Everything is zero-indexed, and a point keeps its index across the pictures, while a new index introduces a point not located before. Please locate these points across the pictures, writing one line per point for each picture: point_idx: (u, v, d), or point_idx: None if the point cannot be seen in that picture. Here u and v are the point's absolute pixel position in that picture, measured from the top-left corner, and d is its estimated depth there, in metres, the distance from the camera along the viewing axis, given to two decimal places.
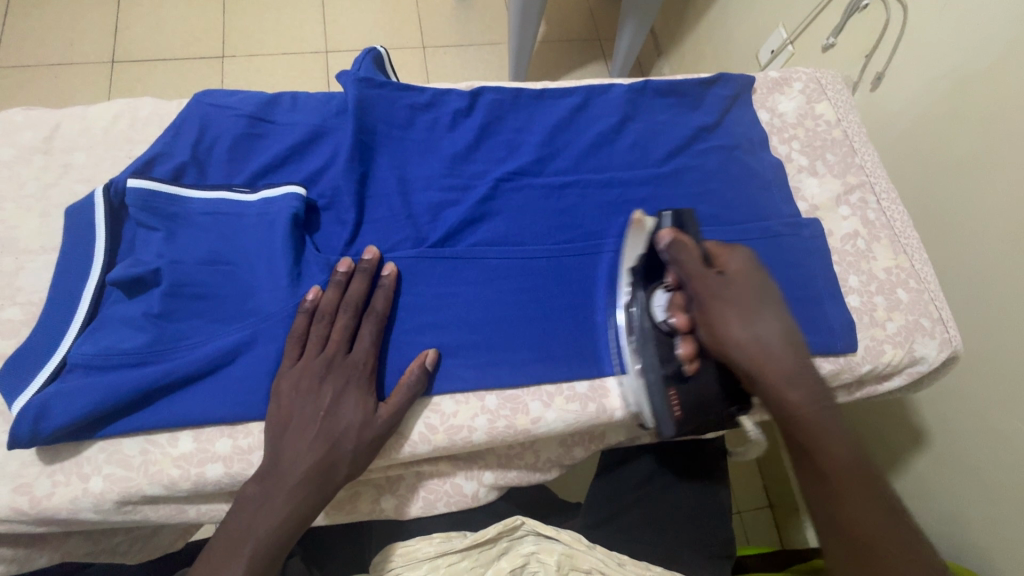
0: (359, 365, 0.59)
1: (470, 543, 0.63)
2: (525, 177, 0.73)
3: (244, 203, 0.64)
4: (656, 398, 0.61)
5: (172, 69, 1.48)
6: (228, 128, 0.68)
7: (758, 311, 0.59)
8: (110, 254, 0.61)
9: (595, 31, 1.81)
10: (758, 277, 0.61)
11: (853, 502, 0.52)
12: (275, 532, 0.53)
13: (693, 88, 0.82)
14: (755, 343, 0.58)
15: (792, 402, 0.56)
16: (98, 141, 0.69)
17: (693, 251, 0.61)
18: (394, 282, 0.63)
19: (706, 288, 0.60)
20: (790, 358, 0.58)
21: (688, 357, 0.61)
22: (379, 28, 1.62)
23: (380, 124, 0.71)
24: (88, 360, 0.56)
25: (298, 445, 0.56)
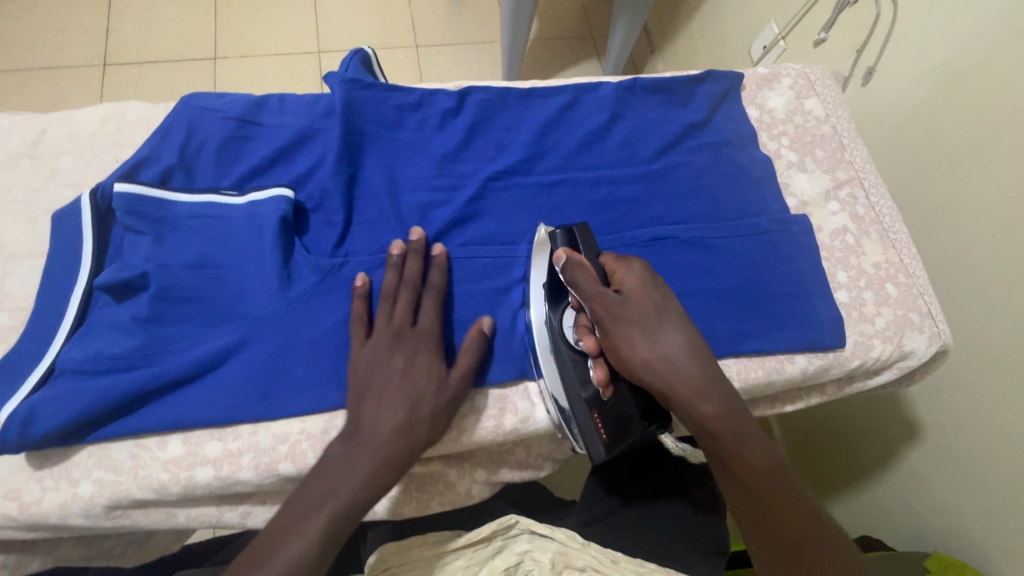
0: (424, 335, 0.60)
1: (464, 542, 0.63)
2: (514, 176, 0.73)
3: (232, 206, 0.64)
4: (582, 424, 0.59)
5: (164, 71, 1.48)
6: (216, 131, 0.68)
7: (659, 324, 0.54)
8: (98, 259, 0.61)
9: (588, 29, 1.81)
10: (658, 287, 0.56)
11: (784, 516, 0.51)
12: (361, 490, 0.51)
13: (683, 85, 0.82)
14: (662, 361, 0.53)
15: (703, 418, 0.52)
16: (84, 145, 0.68)
17: (591, 273, 0.58)
18: (445, 259, 0.65)
19: (605, 308, 0.55)
20: (696, 372, 0.53)
21: (601, 382, 0.59)
22: (371, 28, 1.61)
23: (368, 124, 0.70)
24: (76, 365, 0.56)
25: (380, 410, 0.55)
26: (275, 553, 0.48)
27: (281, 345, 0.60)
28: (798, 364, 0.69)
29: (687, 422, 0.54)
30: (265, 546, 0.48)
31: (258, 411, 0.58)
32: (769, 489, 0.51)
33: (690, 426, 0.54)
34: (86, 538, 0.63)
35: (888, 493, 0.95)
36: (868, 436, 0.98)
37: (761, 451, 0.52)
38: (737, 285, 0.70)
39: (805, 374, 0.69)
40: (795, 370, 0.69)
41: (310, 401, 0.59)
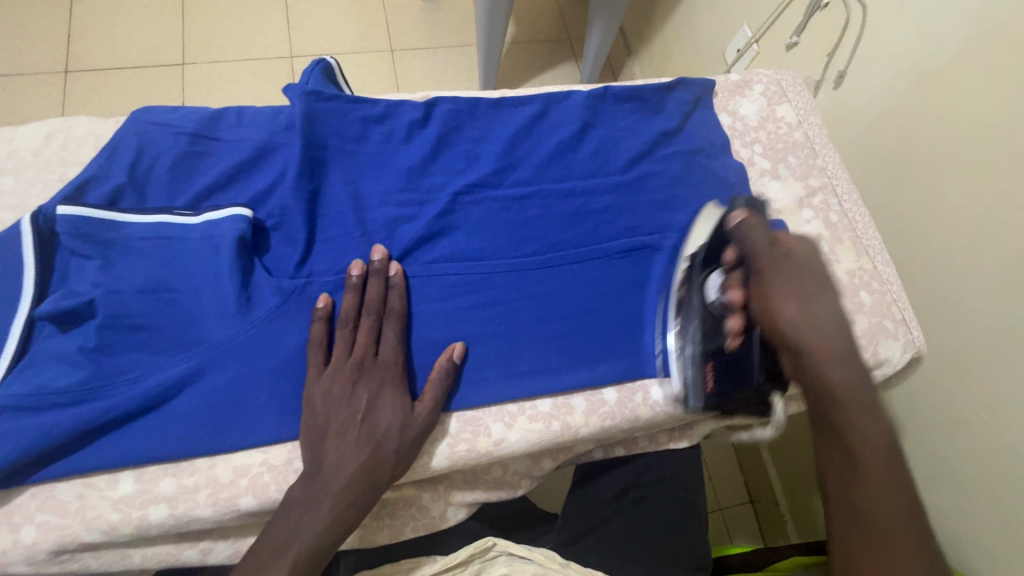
0: (389, 365, 0.59)
1: (439, 568, 0.61)
2: (484, 189, 0.71)
3: (186, 226, 0.61)
4: (690, 371, 0.64)
5: (129, 78, 1.43)
6: (168, 147, 0.65)
7: (818, 293, 0.60)
8: (40, 286, 0.57)
9: (564, 31, 1.80)
10: (821, 267, 0.61)
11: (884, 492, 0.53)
12: (325, 533, 0.51)
13: (654, 92, 0.80)
14: (802, 319, 0.59)
15: (827, 372, 0.57)
16: (28, 164, 0.64)
17: (761, 230, 0.64)
18: (404, 283, 0.63)
19: (768, 263, 0.61)
20: (837, 337, 0.58)
21: (735, 331, 0.63)
22: (344, 31, 1.58)
23: (330, 138, 0.68)
24: (16, 401, 0.52)
25: (341, 449, 0.55)
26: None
27: (241, 373, 0.57)
28: None
29: (807, 374, 0.58)
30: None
31: (215, 444, 0.55)
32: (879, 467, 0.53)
33: (809, 386, 0.58)
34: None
35: None
36: None
37: (874, 426, 0.55)
38: None
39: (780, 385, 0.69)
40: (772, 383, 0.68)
41: (272, 430, 0.57)
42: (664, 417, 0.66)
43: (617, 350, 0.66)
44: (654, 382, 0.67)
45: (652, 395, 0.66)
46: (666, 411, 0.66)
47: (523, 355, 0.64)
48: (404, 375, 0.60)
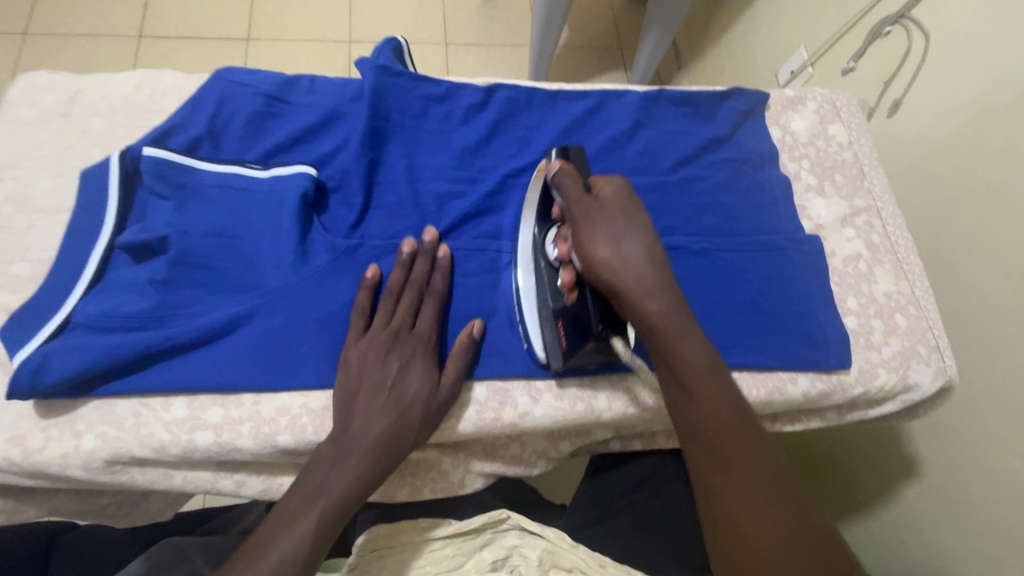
0: (422, 340, 0.62)
1: (454, 531, 0.67)
2: (533, 174, 0.73)
3: (255, 179, 0.65)
4: (545, 328, 0.63)
5: (196, 47, 1.50)
6: (246, 105, 0.69)
7: (626, 228, 0.58)
8: (121, 219, 0.62)
9: (616, 40, 1.82)
10: (631, 203, 0.61)
11: (748, 472, 0.52)
12: (350, 490, 0.54)
13: (708, 100, 0.82)
14: (618, 260, 0.57)
15: (649, 317, 0.56)
16: (118, 108, 0.68)
17: (573, 181, 0.62)
18: (448, 264, 0.66)
19: (579, 208, 0.60)
20: (650, 273, 0.57)
21: (567, 286, 0.61)
22: (402, 21, 1.63)
23: (394, 112, 0.71)
24: (91, 320, 0.57)
25: (370, 413, 0.57)
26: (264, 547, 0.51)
27: (292, 319, 0.61)
28: (801, 386, 0.69)
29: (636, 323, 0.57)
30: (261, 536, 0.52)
31: (262, 381, 0.59)
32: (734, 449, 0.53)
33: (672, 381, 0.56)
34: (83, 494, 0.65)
35: (880, 529, 0.93)
36: (866, 471, 0.97)
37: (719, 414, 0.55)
38: (744, 299, 0.71)
39: (807, 396, 0.69)
40: (797, 392, 0.69)
41: (311, 375, 0.60)
42: None
43: None
44: None
45: None
46: None
47: None
48: (433, 350, 0.62)
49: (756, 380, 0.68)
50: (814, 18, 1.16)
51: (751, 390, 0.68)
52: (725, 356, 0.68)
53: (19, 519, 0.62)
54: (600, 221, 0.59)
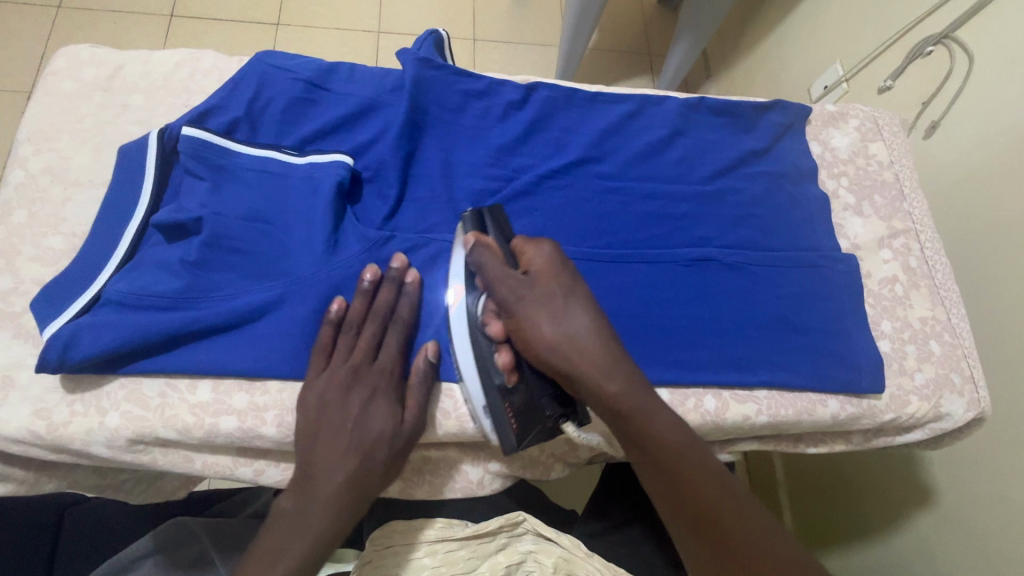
0: (386, 375, 0.59)
1: (470, 534, 0.67)
2: (568, 176, 0.72)
3: (291, 165, 0.65)
4: (495, 416, 0.57)
5: (227, 30, 1.51)
6: (285, 90, 0.68)
7: (566, 304, 0.55)
8: (156, 197, 0.61)
9: (645, 45, 1.80)
10: (567, 269, 0.57)
11: (698, 481, 0.53)
12: (312, 549, 0.53)
13: (749, 110, 0.80)
14: (566, 341, 0.54)
15: (609, 398, 0.53)
16: (157, 86, 0.68)
17: (495, 257, 0.57)
18: (417, 289, 0.62)
19: (511, 289, 0.55)
20: (601, 351, 0.54)
21: (507, 367, 0.57)
22: (432, 15, 1.62)
23: (432, 105, 0.71)
24: (121, 297, 0.56)
25: (331, 459, 0.55)
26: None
27: (322, 309, 0.60)
28: (830, 408, 0.67)
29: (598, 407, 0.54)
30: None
31: (289, 369, 0.59)
32: (685, 461, 0.53)
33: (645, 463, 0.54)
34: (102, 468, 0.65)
35: (888, 556, 0.92)
36: (877, 496, 0.96)
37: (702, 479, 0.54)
38: (777, 315, 0.69)
39: (835, 419, 0.67)
40: (826, 414, 0.67)
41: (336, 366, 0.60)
42: (711, 428, 0.66)
43: (674, 355, 0.66)
44: (707, 391, 0.66)
45: (703, 404, 0.65)
46: (715, 422, 0.65)
47: None
48: (397, 385, 0.59)
49: (785, 400, 0.67)
50: (853, 34, 1.14)
51: (779, 409, 0.66)
52: (754, 372, 0.66)
53: (39, 490, 0.62)
54: (540, 302, 0.55)
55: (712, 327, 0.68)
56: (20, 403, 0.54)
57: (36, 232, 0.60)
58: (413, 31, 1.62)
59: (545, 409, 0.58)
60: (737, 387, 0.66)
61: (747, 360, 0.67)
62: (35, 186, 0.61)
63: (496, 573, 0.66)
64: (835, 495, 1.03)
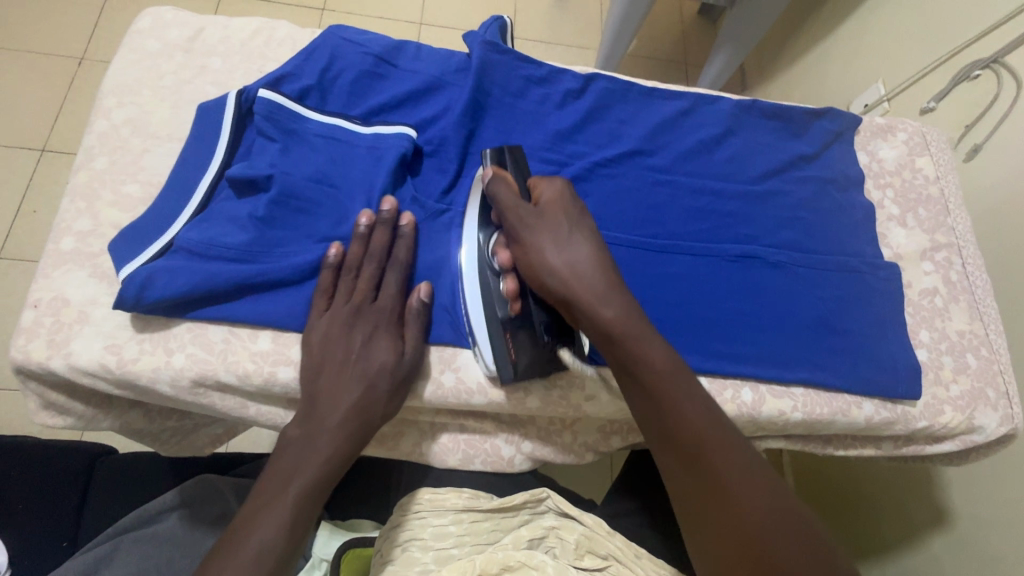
0: (386, 314, 0.61)
1: (494, 506, 0.70)
2: (620, 166, 0.74)
3: (356, 134, 0.67)
4: (495, 344, 0.60)
5: (275, 11, 1.54)
6: (356, 63, 0.71)
7: (571, 232, 0.57)
8: (229, 155, 0.64)
9: (681, 54, 1.82)
10: (574, 204, 0.60)
11: (682, 404, 0.52)
12: (321, 470, 0.56)
13: (800, 116, 0.81)
14: (567, 267, 0.56)
15: (608, 322, 0.54)
16: (234, 51, 0.71)
17: (510, 186, 0.60)
18: (413, 232, 0.64)
19: (519, 217, 0.58)
20: (601, 277, 0.56)
21: (512, 295, 0.59)
22: (474, 10, 1.65)
23: (495, 88, 0.73)
24: (193, 245, 0.59)
25: (336, 389, 0.58)
26: (241, 538, 0.51)
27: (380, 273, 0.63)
28: (864, 411, 0.68)
29: (592, 327, 0.55)
30: (239, 530, 0.52)
31: None
32: (668, 389, 0.53)
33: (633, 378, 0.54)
34: (151, 414, 0.68)
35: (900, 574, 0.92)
36: (892, 514, 0.96)
37: (694, 405, 0.53)
38: (817, 317, 0.70)
39: (869, 422, 0.68)
40: (860, 416, 0.68)
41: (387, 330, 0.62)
42: (747, 420, 0.67)
43: (713, 345, 0.67)
44: (744, 383, 0.67)
45: (741, 396, 0.66)
46: (751, 414, 0.66)
47: None
48: (398, 325, 0.62)
49: (821, 398, 0.68)
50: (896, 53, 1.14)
51: (815, 407, 0.67)
52: (792, 369, 0.67)
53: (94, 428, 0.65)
54: (547, 229, 0.57)
55: (752, 322, 0.69)
56: (93, 337, 0.57)
57: (115, 179, 0.63)
58: (454, 24, 1.64)
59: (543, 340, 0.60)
60: (774, 382, 0.67)
61: (785, 357, 0.68)
62: (116, 136, 0.64)
63: (520, 544, 0.64)
64: (840, 521, 1.05)
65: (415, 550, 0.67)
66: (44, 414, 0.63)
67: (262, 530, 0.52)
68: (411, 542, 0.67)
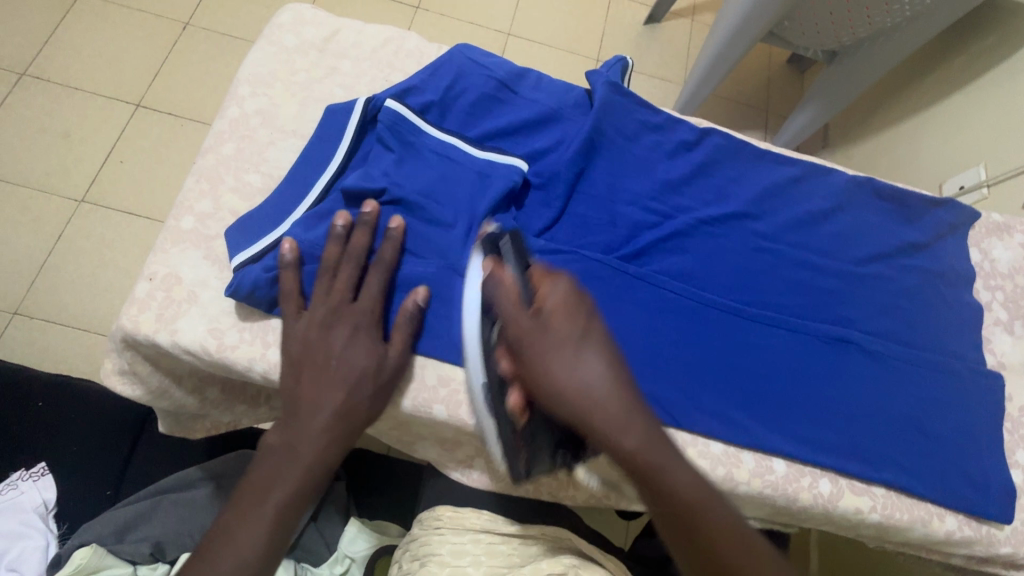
0: (369, 317, 0.59)
1: (513, 531, 0.72)
2: (724, 226, 0.72)
3: (469, 157, 0.68)
4: (505, 449, 0.57)
5: (370, 3, 1.58)
6: (479, 85, 0.71)
7: (578, 351, 0.50)
8: (347, 158, 0.66)
9: (764, 101, 1.78)
10: (585, 306, 0.52)
11: (720, 540, 0.48)
12: (301, 478, 0.53)
13: (917, 202, 0.77)
14: (580, 394, 0.49)
15: (629, 455, 0.49)
16: (365, 56, 0.73)
17: (511, 290, 0.54)
18: (401, 235, 0.63)
19: (520, 340, 0.51)
20: (617, 399, 0.50)
21: (518, 407, 0.55)
22: (561, 28, 1.65)
23: (611, 128, 0.72)
24: (300, 245, 0.60)
25: (319, 390, 0.56)
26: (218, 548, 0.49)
27: None
28: (946, 525, 0.65)
29: (627, 470, 0.49)
30: (217, 537, 0.50)
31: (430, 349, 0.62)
32: (659, 463, 0.49)
33: (668, 521, 0.49)
34: (208, 402, 0.70)
35: None
36: None
37: (737, 546, 0.48)
38: (908, 417, 0.67)
39: (949, 537, 0.65)
40: (941, 530, 0.65)
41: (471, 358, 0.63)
42: (820, 511, 0.64)
43: (796, 428, 0.65)
44: (823, 474, 0.64)
45: (818, 486, 0.64)
46: (826, 507, 0.64)
47: (707, 394, 0.65)
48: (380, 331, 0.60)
49: (902, 503, 0.65)
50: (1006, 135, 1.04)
51: (894, 512, 0.64)
52: (876, 468, 0.64)
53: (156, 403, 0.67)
54: (552, 353, 0.50)
55: (841, 409, 0.66)
56: (199, 317, 0.59)
57: (240, 167, 0.65)
58: (538, 38, 1.64)
59: (556, 452, 0.58)
60: (856, 478, 0.65)
61: (869, 454, 0.65)
62: (246, 125, 0.67)
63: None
64: None
65: (432, 565, 0.67)
66: (115, 378, 0.65)
67: (243, 539, 0.50)
68: (429, 557, 0.68)
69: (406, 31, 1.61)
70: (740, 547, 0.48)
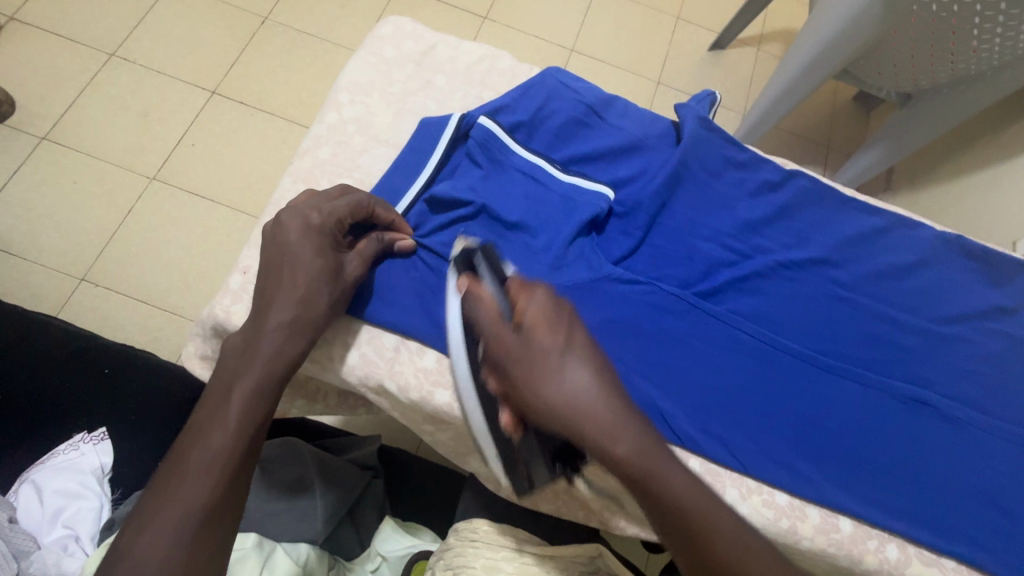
0: (326, 222, 0.57)
1: (546, 552, 0.72)
2: (803, 271, 0.71)
3: (555, 179, 0.68)
4: (506, 467, 0.56)
5: (441, 10, 1.62)
6: (568, 108, 0.72)
7: (563, 360, 0.50)
8: (436, 170, 0.68)
9: (827, 136, 1.74)
10: (565, 316, 0.52)
11: (722, 539, 0.49)
12: (268, 371, 0.52)
13: (1009, 264, 0.73)
14: (569, 404, 0.49)
15: (622, 462, 0.49)
16: (458, 72, 0.74)
17: (489, 305, 0.53)
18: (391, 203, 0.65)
19: (506, 354, 0.51)
20: (602, 408, 0.49)
21: (511, 424, 0.54)
22: (624, 49, 1.66)
23: (695, 162, 0.72)
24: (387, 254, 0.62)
25: (281, 287, 0.55)
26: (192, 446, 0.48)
27: None
28: None
29: (620, 475, 0.50)
30: (187, 438, 0.48)
31: None
32: (652, 466, 0.49)
33: (668, 523, 0.50)
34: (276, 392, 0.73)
35: None
36: None
37: (735, 542, 0.50)
38: (986, 488, 0.64)
39: None
40: None
41: None
42: None
43: (865, 487, 0.63)
44: (891, 539, 0.62)
45: (885, 551, 0.62)
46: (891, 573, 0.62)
47: (775, 441, 0.64)
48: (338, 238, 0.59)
49: None
50: None
51: None
52: (948, 539, 0.62)
53: None
54: (535, 369, 0.50)
55: (914, 474, 0.64)
56: None
57: (335, 171, 0.67)
58: (601, 57, 1.65)
59: (554, 464, 0.55)
60: (926, 548, 0.62)
61: (942, 524, 0.63)
62: (342, 130, 0.70)
63: None
64: None
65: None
66: (197, 362, 0.68)
67: (215, 431, 0.49)
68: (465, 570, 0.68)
69: (472, 40, 1.63)
70: (739, 546, 0.50)
